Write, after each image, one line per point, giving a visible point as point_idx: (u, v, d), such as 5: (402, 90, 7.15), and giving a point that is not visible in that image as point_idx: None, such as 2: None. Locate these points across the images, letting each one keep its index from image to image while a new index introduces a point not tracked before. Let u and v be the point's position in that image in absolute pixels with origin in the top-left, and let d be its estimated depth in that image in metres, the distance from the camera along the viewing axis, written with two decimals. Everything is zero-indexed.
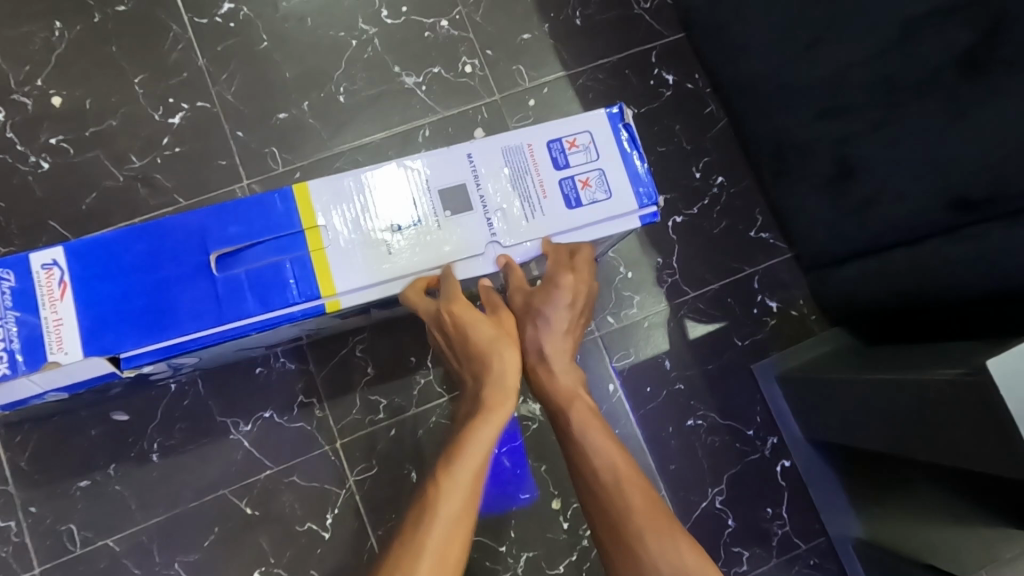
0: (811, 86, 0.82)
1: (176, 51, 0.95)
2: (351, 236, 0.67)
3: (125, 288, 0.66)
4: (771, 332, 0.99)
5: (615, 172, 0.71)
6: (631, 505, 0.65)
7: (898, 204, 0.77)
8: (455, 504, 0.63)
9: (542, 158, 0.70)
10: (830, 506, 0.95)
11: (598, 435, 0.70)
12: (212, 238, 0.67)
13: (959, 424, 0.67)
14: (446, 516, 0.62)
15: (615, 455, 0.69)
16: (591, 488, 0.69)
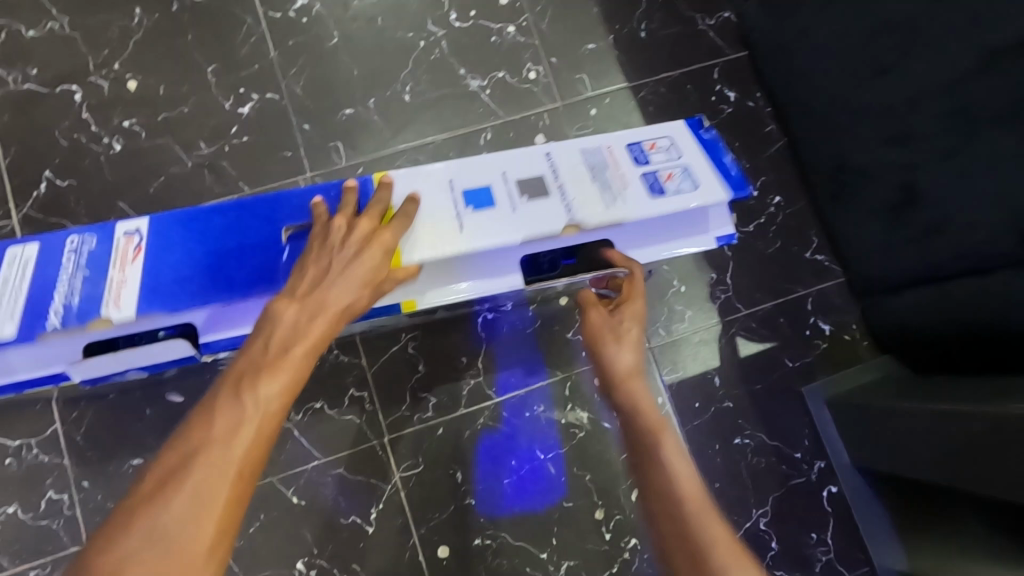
0: (884, 110, 0.82)
1: (248, 43, 0.97)
2: (428, 217, 0.67)
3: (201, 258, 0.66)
4: (822, 355, 0.98)
5: (701, 168, 0.71)
6: (710, 534, 0.53)
7: (968, 231, 0.76)
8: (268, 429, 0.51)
9: (623, 159, 0.71)
10: (876, 535, 0.93)
11: (679, 458, 0.60)
12: (289, 216, 0.68)
13: None
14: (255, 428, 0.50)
15: (689, 478, 0.58)
16: (665, 514, 0.56)
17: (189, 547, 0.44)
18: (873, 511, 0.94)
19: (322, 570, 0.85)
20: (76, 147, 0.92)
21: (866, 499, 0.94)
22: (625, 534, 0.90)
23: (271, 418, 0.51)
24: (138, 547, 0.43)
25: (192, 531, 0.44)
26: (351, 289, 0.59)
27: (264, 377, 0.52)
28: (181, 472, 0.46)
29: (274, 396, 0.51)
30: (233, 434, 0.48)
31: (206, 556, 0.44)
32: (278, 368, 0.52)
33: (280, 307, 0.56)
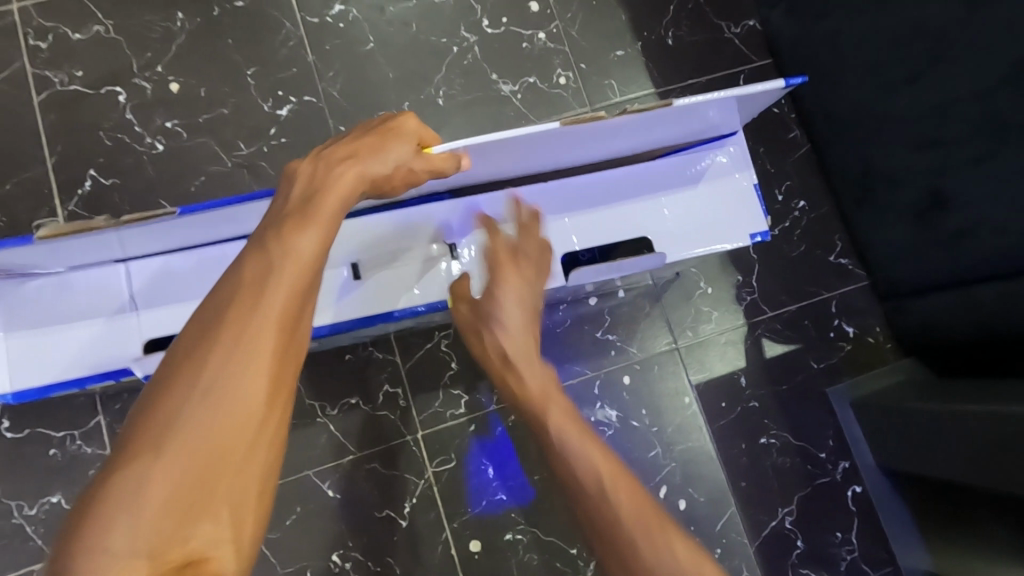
0: (911, 117, 0.84)
1: (286, 47, 1.00)
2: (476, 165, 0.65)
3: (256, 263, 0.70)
4: (846, 357, 1.00)
5: (720, 183, 0.76)
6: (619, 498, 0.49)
7: (996, 236, 0.78)
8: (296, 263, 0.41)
9: (663, 146, 0.72)
10: (900, 535, 0.94)
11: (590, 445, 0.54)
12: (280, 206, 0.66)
13: None
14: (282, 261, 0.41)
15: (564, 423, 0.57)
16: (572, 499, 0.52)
17: (260, 379, 0.37)
18: (897, 512, 0.95)
19: (357, 562, 0.87)
20: (119, 146, 0.94)
21: (889, 499, 0.95)
22: None
23: (310, 266, 0.42)
24: (205, 375, 0.36)
25: (260, 362, 0.37)
26: (388, 165, 0.55)
27: (298, 227, 0.44)
28: (224, 314, 0.38)
29: (312, 246, 0.43)
30: (269, 261, 0.41)
31: (280, 391, 0.38)
32: (311, 217, 0.45)
33: (296, 165, 0.51)
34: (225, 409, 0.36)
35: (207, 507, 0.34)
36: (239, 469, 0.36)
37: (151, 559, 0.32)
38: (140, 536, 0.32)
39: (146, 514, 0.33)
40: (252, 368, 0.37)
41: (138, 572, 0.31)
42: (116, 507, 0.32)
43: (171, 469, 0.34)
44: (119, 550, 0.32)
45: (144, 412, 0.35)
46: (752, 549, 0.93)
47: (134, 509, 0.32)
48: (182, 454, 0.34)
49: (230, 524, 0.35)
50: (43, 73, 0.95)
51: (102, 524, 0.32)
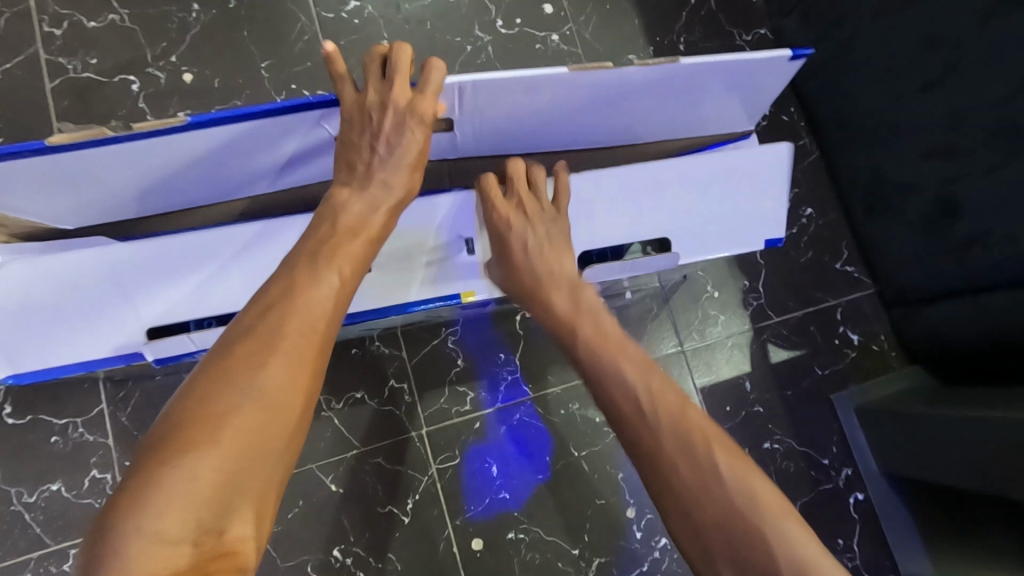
0: (923, 126, 0.85)
1: (302, 41, 1.00)
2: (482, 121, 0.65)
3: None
4: (851, 364, 1.00)
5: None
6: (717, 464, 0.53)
7: (1006, 245, 0.78)
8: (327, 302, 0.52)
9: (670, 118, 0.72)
10: (903, 544, 0.94)
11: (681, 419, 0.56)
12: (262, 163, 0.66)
13: None
14: (320, 301, 0.52)
15: (644, 379, 0.60)
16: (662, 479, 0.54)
17: (293, 401, 0.47)
18: (900, 520, 0.95)
19: (358, 558, 0.86)
20: None
21: (891, 507, 0.95)
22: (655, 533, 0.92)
23: (335, 311, 0.53)
24: (254, 392, 0.45)
25: (296, 387, 0.47)
26: (409, 176, 0.63)
27: (329, 268, 0.54)
28: (275, 344, 0.48)
29: (335, 286, 0.54)
30: (307, 298, 0.51)
31: (301, 415, 0.48)
32: (341, 257, 0.56)
33: (345, 201, 0.60)
34: (269, 422, 0.45)
35: (242, 502, 0.42)
36: (266, 475, 0.44)
37: (194, 544, 0.39)
38: (190, 523, 0.39)
39: (198, 503, 0.40)
40: (287, 390, 0.47)
41: (183, 555, 0.38)
42: (175, 494, 0.39)
43: (221, 465, 0.42)
44: (172, 531, 0.38)
45: (191, 414, 0.43)
46: None
47: (189, 494, 0.40)
48: (232, 444, 0.43)
49: (253, 519, 0.43)
50: (57, 60, 0.95)
51: (160, 508, 0.38)
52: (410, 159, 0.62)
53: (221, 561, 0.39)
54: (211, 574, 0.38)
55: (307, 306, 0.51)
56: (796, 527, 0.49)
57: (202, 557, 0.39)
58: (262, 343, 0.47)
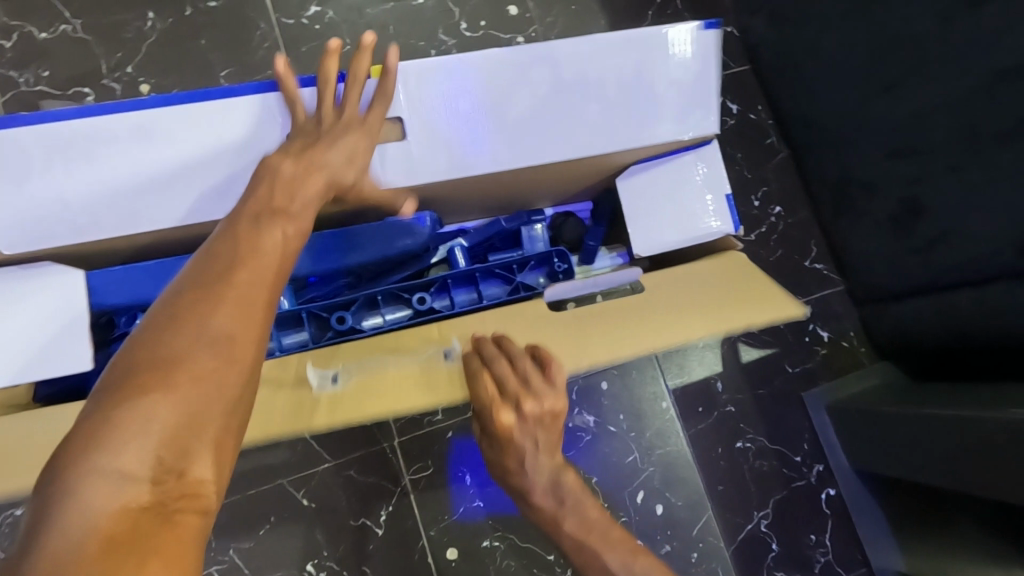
0: (888, 125, 0.85)
1: (261, 48, 0.98)
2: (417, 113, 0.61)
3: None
4: (821, 362, 1.01)
5: (690, 193, 0.76)
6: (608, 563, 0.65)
7: (969, 245, 0.79)
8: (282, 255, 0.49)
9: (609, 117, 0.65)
10: (873, 537, 0.95)
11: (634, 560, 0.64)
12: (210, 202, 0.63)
13: (1014, 466, 0.69)
14: (273, 250, 0.48)
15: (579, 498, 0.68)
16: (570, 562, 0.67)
17: (250, 347, 0.43)
18: (871, 514, 0.96)
19: (331, 571, 0.86)
20: None
21: (862, 502, 0.97)
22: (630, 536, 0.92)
23: (289, 253, 0.49)
24: (205, 337, 0.41)
25: (252, 329, 0.43)
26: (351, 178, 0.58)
27: (279, 222, 0.50)
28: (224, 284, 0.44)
29: (291, 238, 0.50)
30: (258, 245, 0.47)
31: (261, 356, 0.44)
32: (292, 215, 0.52)
33: (278, 160, 0.54)
34: (226, 367, 0.41)
35: (203, 444, 0.39)
36: (230, 416, 0.41)
37: (153, 483, 0.36)
38: (150, 461, 0.37)
39: (157, 442, 0.37)
40: (246, 330, 0.43)
41: (142, 494, 0.35)
42: (133, 433, 0.36)
43: (180, 406, 0.38)
44: (132, 468, 0.36)
45: (143, 361, 0.39)
46: (728, 553, 0.93)
47: (149, 438, 0.37)
48: (187, 393, 0.39)
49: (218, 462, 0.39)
50: (8, 74, 0.92)
51: (118, 445, 0.36)
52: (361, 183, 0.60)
53: (185, 503, 0.37)
54: (175, 514, 0.36)
55: (260, 252, 0.47)
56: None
57: (162, 498, 0.36)
58: (211, 286, 0.43)
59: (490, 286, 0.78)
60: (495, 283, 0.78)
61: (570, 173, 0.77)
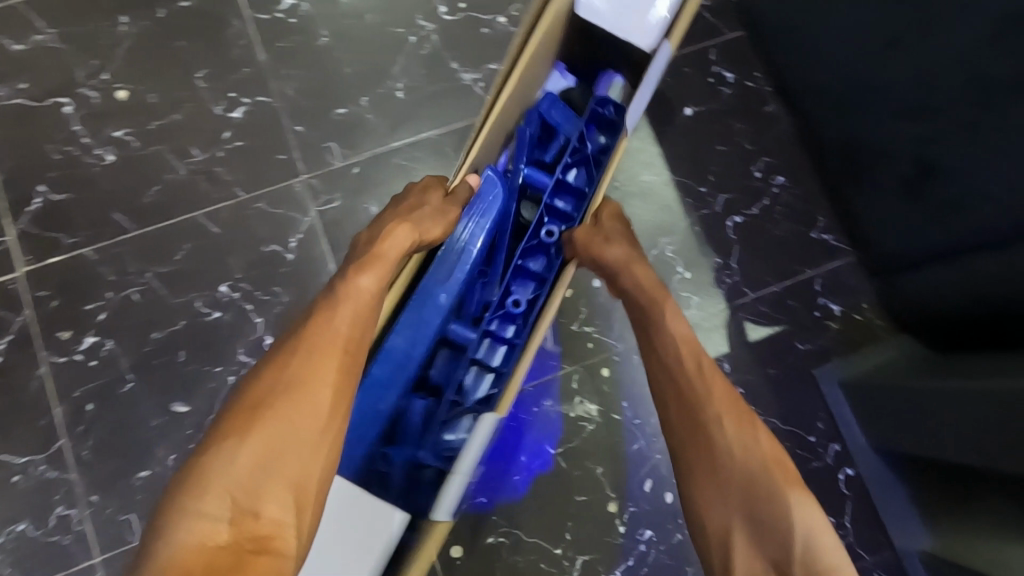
0: (892, 83, 0.79)
1: (237, 46, 0.96)
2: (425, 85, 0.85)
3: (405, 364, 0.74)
4: (834, 337, 0.96)
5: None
6: (712, 390, 0.65)
7: (984, 205, 0.73)
8: (348, 325, 0.65)
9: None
10: (896, 516, 0.91)
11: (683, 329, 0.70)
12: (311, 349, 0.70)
13: None
14: (341, 321, 0.65)
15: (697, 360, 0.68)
16: (665, 362, 0.68)
17: (311, 409, 0.61)
18: (894, 494, 0.92)
19: None
20: (70, 159, 0.91)
21: (886, 482, 0.92)
22: (640, 526, 0.89)
23: (362, 319, 0.66)
24: (280, 408, 0.60)
25: (318, 399, 0.61)
26: (441, 216, 0.73)
27: (353, 284, 0.67)
28: (298, 362, 0.63)
29: (363, 294, 0.67)
30: (329, 320, 0.65)
31: (324, 416, 0.61)
32: (369, 269, 0.69)
33: (360, 236, 0.75)
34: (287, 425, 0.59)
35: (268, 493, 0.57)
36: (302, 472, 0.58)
37: (231, 522, 0.55)
38: (230, 503, 0.56)
39: (235, 491, 0.56)
40: (312, 397, 0.61)
41: (222, 529, 0.54)
42: (219, 487, 0.56)
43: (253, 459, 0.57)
44: (213, 509, 0.55)
45: (247, 409, 0.61)
46: None
47: (233, 479, 0.57)
48: (255, 447, 0.58)
49: (293, 507, 0.57)
50: None
51: (208, 490, 0.56)
52: (447, 213, 0.74)
53: (252, 539, 0.55)
54: (243, 544, 0.54)
55: (330, 327, 0.65)
56: (752, 447, 0.62)
57: (240, 537, 0.54)
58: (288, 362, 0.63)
59: (573, 175, 0.82)
60: (573, 172, 0.82)
61: (539, 59, 0.80)
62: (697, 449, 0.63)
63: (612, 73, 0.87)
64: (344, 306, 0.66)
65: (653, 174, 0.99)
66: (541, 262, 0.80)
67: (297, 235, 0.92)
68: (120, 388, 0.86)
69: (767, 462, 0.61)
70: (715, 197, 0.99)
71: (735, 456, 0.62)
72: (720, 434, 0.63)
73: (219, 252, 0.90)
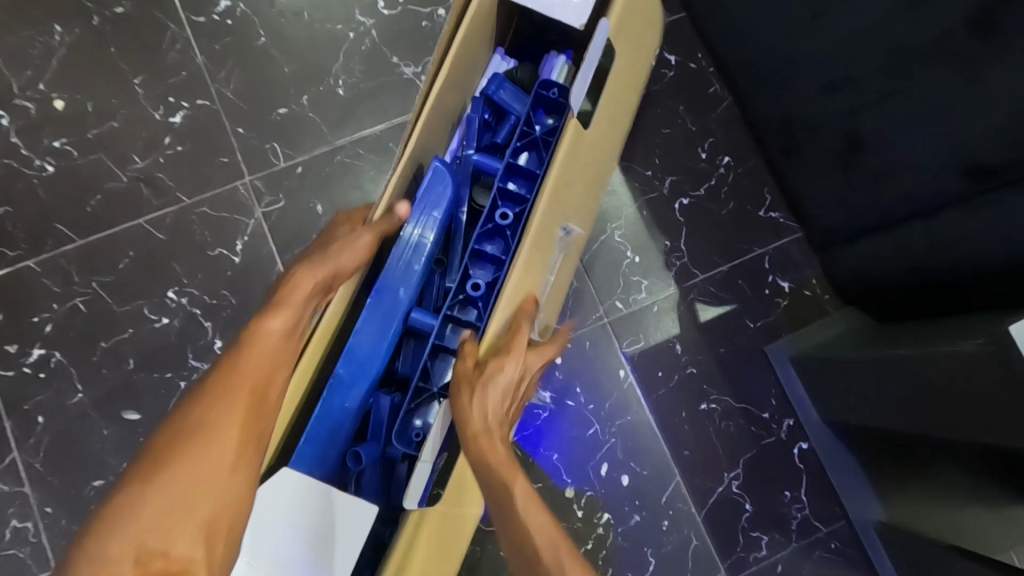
0: (818, 59, 0.79)
1: (174, 50, 0.95)
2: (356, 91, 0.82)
3: (367, 361, 0.72)
4: (784, 314, 0.97)
5: None
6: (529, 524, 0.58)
7: (911, 174, 0.74)
8: (262, 354, 0.60)
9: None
10: (849, 487, 0.92)
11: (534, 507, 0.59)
12: None
13: (978, 393, 0.63)
14: (252, 350, 0.60)
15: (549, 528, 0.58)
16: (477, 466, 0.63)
17: (221, 441, 0.55)
18: (848, 466, 0.93)
19: None
20: (8, 172, 0.91)
21: (838, 456, 0.93)
22: (597, 509, 0.90)
23: (272, 353, 0.61)
24: (183, 446, 0.55)
25: (228, 438, 0.55)
26: (350, 248, 0.68)
27: (265, 318, 0.62)
28: (207, 402, 0.57)
29: (272, 328, 0.62)
30: (240, 351, 0.60)
31: (237, 448, 0.56)
32: (279, 304, 0.63)
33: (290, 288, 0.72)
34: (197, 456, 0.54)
35: (179, 532, 0.52)
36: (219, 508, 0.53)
37: (138, 566, 0.49)
38: (135, 549, 0.50)
39: (142, 535, 0.51)
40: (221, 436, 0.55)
41: None
42: (123, 531, 0.50)
43: (156, 497, 0.52)
44: (114, 556, 0.49)
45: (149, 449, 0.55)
46: (700, 517, 0.92)
47: (133, 522, 0.51)
48: (158, 486, 0.52)
49: (205, 542, 0.52)
50: None
51: (107, 538, 0.50)
52: (360, 243, 0.68)
53: None
54: None
55: (241, 357, 0.60)
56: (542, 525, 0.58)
57: None
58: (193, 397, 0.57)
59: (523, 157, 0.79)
60: (525, 154, 0.79)
61: (471, 45, 0.78)
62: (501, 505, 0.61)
63: (554, 55, 0.85)
64: (257, 336, 0.61)
65: None
66: (499, 245, 0.77)
67: (242, 238, 0.91)
68: (70, 398, 0.86)
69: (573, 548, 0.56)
70: (662, 180, 0.99)
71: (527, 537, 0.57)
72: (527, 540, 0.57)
73: (164, 258, 0.90)
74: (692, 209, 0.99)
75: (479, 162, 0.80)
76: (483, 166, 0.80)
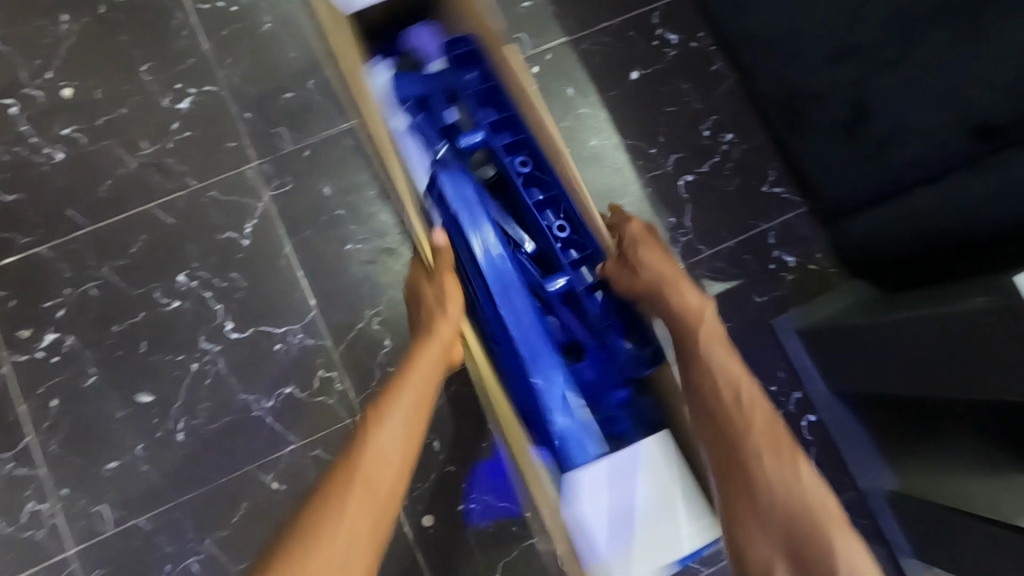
0: (819, 30, 0.80)
1: (181, 37, 0.96)
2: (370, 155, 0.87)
3: (519, 314, 0.75)
4: (790, 288, 0.98)
5: None
6: (751, 425, 0.63)
7: (913, 137, 0.76)
8: (398, 427, 0.65)
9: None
10: (859, 458, 0.93)
11: (727, 364, 0.66)
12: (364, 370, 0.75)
13: (989, 353, 0.64)
14: (394, 424, 0.65)
15: (750, 385, 0.66)
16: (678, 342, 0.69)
17: (365, 519, 0.58)
18: (856, 437, 0.94)
19: None
20: (19, 160, 0.91)
21: (847, 427, 0.94)
22: None
23: (410, 426, 0.66)
24: (330, 514, 0.57)
25: (357, 516, 0.58)
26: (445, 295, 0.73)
27: (404, 387, 0.68)
28: (346, 475, 0.61)
29: (418, 392, 0.68)
30: (381, 421, 0.65)
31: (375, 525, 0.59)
32: (415, 373, 0.69)
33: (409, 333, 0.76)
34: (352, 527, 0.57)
35: None
36: None
37: None
38: None
39: None
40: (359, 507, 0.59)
41: None
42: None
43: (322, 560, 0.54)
44: None
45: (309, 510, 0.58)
46: None
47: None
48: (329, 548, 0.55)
49: None
50: None
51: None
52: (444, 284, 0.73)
53: None
54: None
55: (382, 428, 0.64)
56: (801, 464, 0.61)
57: None
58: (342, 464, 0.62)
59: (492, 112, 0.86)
60: (491, 107, 0.86)
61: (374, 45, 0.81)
62: (717, 408, 0.64)
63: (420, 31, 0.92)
64: (397, 406, 0.66)
65: (603, 140, 1.00)
66: (539, 186, 0.82)
67: (251, 221, 0.92)
68: (84, 382, 0.87)
69: (789, 443, 0.62)
70: (666, 158, 1.00)
71: (759, 449, 0.62)
72: (753, 438, 0.62)
73: (174, 243, 0.91)
74: (697, 186, 0.99)
75: (467, 143, 0.83)
76: (473, 145, 0.83)
